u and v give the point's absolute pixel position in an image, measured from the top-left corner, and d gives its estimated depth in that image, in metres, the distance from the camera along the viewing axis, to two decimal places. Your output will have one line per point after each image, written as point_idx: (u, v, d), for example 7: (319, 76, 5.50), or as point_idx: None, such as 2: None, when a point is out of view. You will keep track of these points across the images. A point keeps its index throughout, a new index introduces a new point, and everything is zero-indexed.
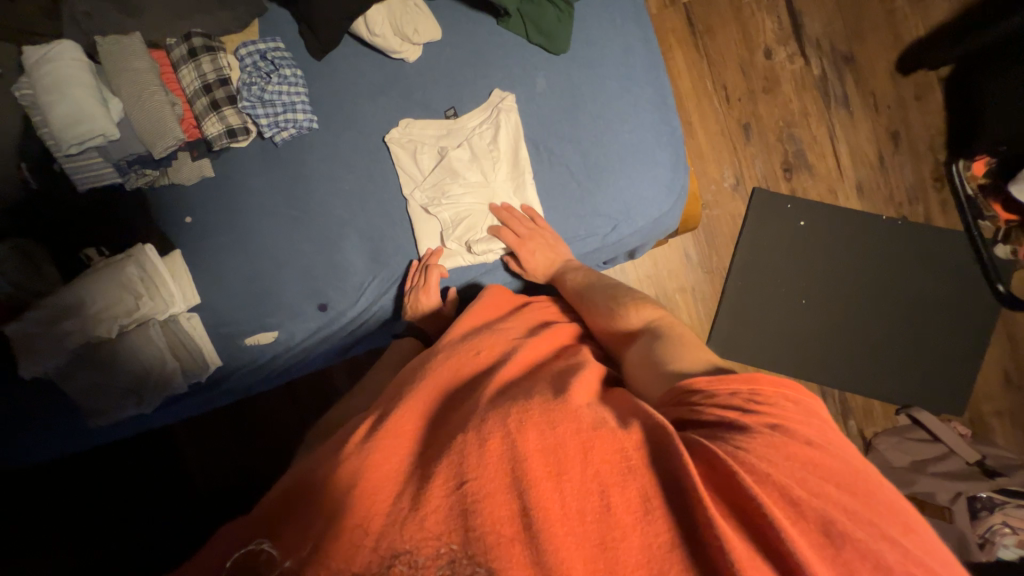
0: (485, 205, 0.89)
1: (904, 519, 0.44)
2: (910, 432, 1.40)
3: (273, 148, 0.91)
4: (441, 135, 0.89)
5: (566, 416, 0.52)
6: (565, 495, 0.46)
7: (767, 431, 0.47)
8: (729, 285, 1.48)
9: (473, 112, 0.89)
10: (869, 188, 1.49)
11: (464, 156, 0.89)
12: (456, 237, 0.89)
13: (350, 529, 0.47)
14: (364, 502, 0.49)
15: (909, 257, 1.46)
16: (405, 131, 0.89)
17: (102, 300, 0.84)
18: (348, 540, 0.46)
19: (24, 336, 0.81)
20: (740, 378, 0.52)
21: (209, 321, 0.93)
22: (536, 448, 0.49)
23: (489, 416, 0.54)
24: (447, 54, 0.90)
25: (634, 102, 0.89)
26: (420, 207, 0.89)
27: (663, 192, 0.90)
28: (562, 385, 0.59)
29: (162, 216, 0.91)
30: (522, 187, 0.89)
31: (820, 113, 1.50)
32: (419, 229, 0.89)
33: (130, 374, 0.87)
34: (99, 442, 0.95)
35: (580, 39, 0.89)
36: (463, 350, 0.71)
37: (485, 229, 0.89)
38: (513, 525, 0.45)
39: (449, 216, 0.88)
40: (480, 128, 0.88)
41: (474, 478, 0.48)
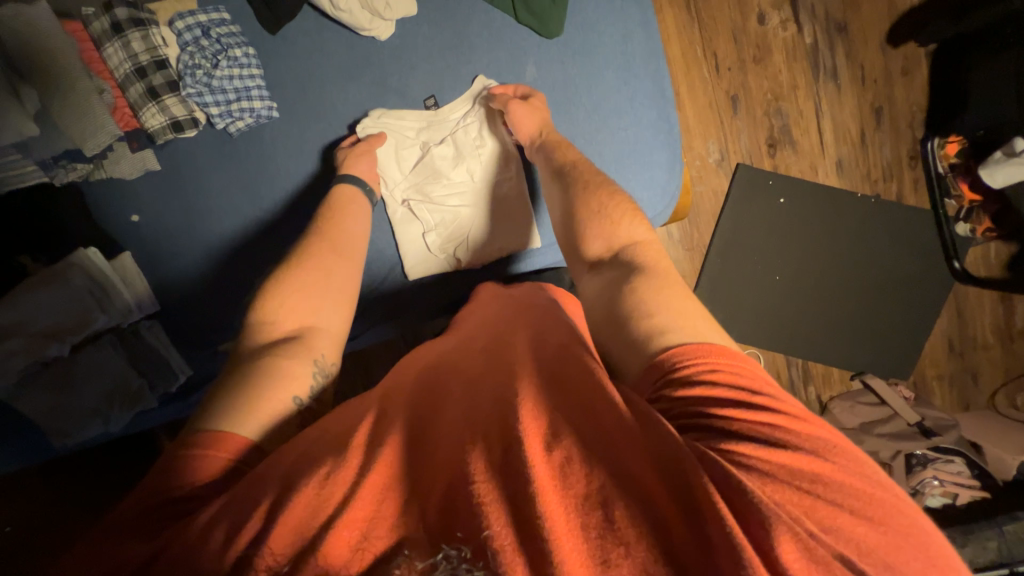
0: (472, 207, 0.83)
1: (928, 551, 0.42)
2: (863, 396, 1.54)
3: (226, 139, 0.80)
4: (422, 129, 0.82)
5: (569, 425, 0.48)
6: (568, 507, 0.43)
7: (769, 440, 0.45)
8: (708, 261, 1.50)
9: (455, 103, 0.81)
10: (849, 164, 1.50)
11: (447, 153, 0.82)
12: (439, 247, 0.83)
13: (355, 522, 0.44)
14: (371, 499, 0.46)
15: (879, 234, 1.51)
16: (378, 120, 0.80)
17: (50, 318, 0.77)
18: (347, 540, 0.43)
19: None
20: (720, 354, 0.51)
21: (171, 327, 0.87)
22: (540, 459, 0.45)
23: (491, 421, 0.50)
24: (424, 33, 0.79)
25: (631, 97, 0.82)
26: (402, 210, 0.83)
27: (657, 194, 0.83)
28: (561, 380, 0.53)
29: (106, 215, 0.82)
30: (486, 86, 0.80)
31: (808, 85, 1.46)
32: (399, 232, 0.82)
33: (97, 390, 0.80)
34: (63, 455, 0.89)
35: (574, 21, 0.80)
36: (457, 354, 0.67)
37: (467, 234, 0.84)
38: (514, 534, 0.41)
39: (434, 218, 0.83)
40: (465, 121, 0.81)
41: (479, 483, 0.44)
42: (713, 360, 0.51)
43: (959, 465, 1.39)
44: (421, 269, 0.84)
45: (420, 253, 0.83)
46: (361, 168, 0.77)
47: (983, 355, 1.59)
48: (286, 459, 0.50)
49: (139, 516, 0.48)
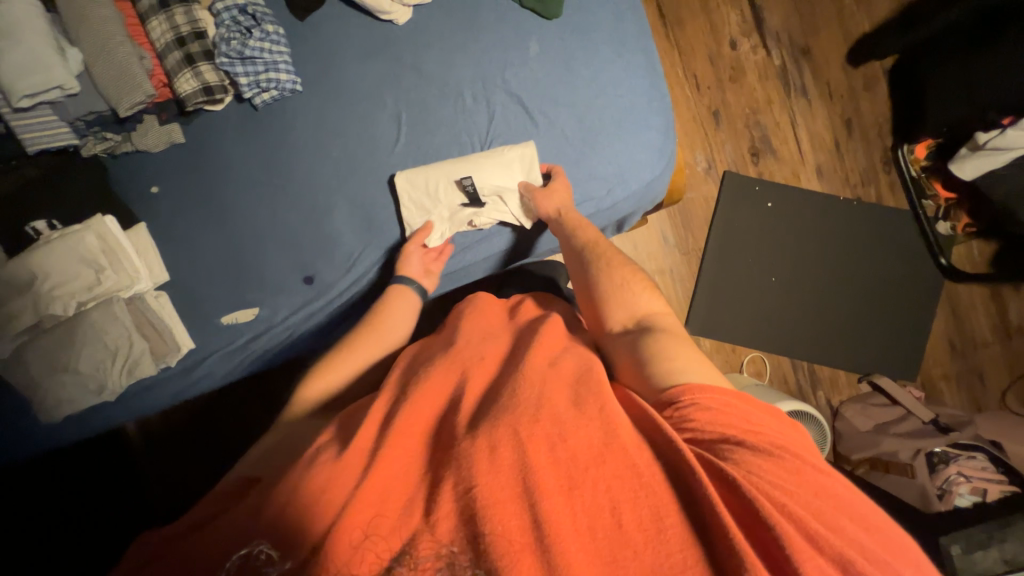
0: (480, 171, 0.84)
1: (910, 557, 0.48)
2: (873, 398, 1.52)
3: (252, 113, 0.86)
4: (458, 209, 0.85)
5: (575, 429, 0.51)
6: (575, 508, 0.45)
7: (783, 458, 0.50)
8: (705, 265, 1.55)
9: (481, 169, 0.83)
10: (828, 170, 1.60)
11: (462, 179, 0.84)
12: (454, 216, 0.85)
13: (358, 525, 0.47)
14: (374, 500, 0.49)
15: (866, 236, 1.58)
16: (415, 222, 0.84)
17: (58, 276, 0.77)
18: (350, 538, 0.46)
19: None
20: (747, 400, 0.56)
21: (178, 299, 0.87)
22: (546, 461, 0.48)
23: (496, 423, 0.51)
24: (437, 17, 0.86)
25: (627, 68, 0.88)
26: (415, 191, 0.84)
27: (654, 156, 0.88)
28: (575, 390, 0.56)
29: (127, 186, 0.86)
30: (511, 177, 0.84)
31: (782, 101, 1.60)
32: (410, 200, 0.84)
33: (93, 357, 0.79)
34: (46, 446, 0.86)
35: (573, 5, 0.87)
36: (469, 358, 0.65)
37: (480, 199, 0.85)
38: (525, 535, 0.44)
39: (445, 189, 0.84)
40: (486, 175, 0.84)
41: (482, 485, 0.46)
42: (742, 408, 0.55)
43: (983, 462, 1.32)
44: (438, 234, 0.85)
45: (438, 222, 0.85)
46: (369, 187, 0.86)
47: (986, 353, 1.59)
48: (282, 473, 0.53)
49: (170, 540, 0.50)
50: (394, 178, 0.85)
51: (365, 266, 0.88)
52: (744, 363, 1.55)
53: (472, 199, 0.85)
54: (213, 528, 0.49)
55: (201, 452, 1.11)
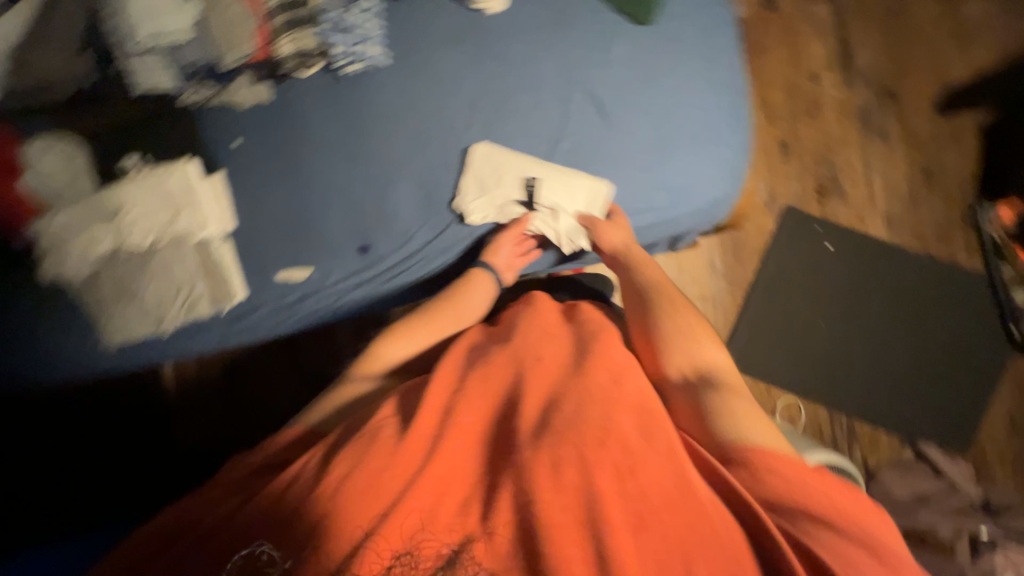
0: (549, 178, 0.85)
1: None
2: (915, 467, 1.41)
3: (334, 83, 0.89)
4: (513, 202, 0.87)
5: (646, 470, 0.57)
6: (641, 544, 0.53)
7: (855, 532, 0.53)
8: (750, 298, 1.50)
9: (551, 177, 0.85)
10: (898, 219, 1.52)
11: (529, 177, 0.86)
12: (506, 207, 0.87)
13: (414, 510, 0.56)
14: (435, 494, 0.58)
15: (930, 294, 1.48)
16: (469, 198, 0.87)
17: (143, 210, 0.85)
18: (405, 530, 0.55)
19: (67, 232, 0.84)
20: (830, 475, 0.57)
21: (240, 249, 0.90)
22: (615, 497, 0.55)
23: (558, 449, 0.58)
24: (528, 12, 0.88)
25: (711, 82, 0.86)
26: (479, 171, 0.86)
27: (725, 175, 0.86)
28: (647, 428, 0.61)
29: (212, 138, 0.89)
30: (575, 197, 0.85)
31: (858, 141, 1.53)
32: (472, 175, 0.86)
33: (158, 290, 0.86)
34: (93, 370, 0.91)
35: (666, 15, 0.87)
36: (528, 354, 0.69)
37: (540, 203, 0.86)
38: (588, 556, 0.52)
39: (510, 178, 0.86)
40: (553, 183, 0.85)
41: (550, 507, 0.54)
42: (818, 476, 0.57)
43: None
44: (479, 214, 0.88)
45: (484, 203, 0.87)
46: (436, 169, 0.87)
47: None
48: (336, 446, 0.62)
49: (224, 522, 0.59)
50: (466, 149, 0.87)
51: (420, 245, 0.89)
52: (777, 407, 1.47)
53: (528, 199, 0.87)
54: (254, 509, 0.58)
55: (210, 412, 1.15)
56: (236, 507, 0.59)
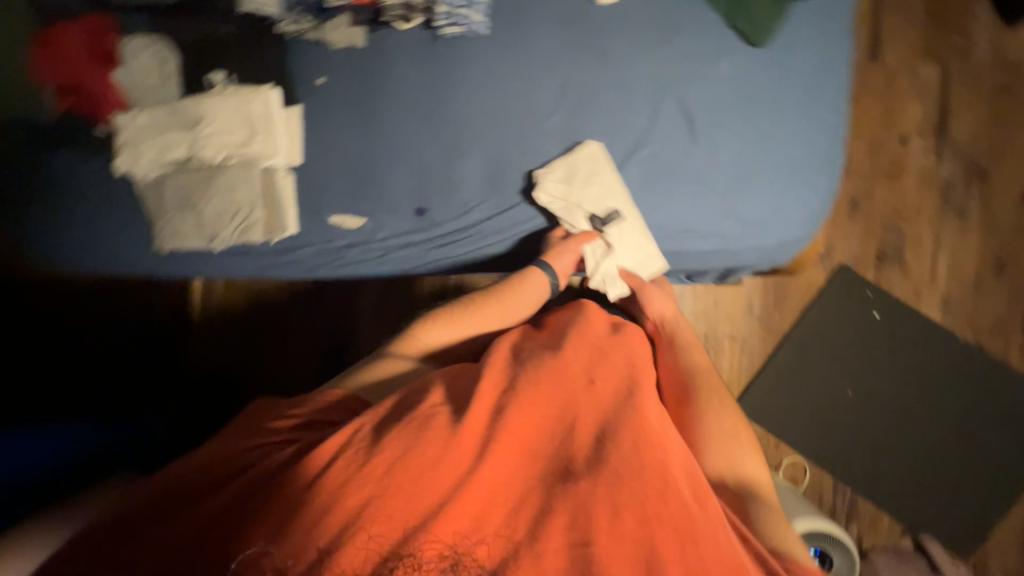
0: (630, 216, 0.84)
1: None
2: (913, 559, 1.36)
3: (430, 42, 0.88)
4: (585, 211, 0.85)
5: (705, 537, 0.54)
6: None
7: None
8: (781, 349, 1.45)
9: (630, 217, 0.84)
10: (956, 304, 1.45)
11: (612, 201, 0.84)
12: (574, 212, 0.85)
13: (463, 517, 0.53)
14: (480, 508, 0.54)
15: (972, 388, 1.42)
16: (548, 184, 0.85)
17: (219, 125, 0.86)
18: (450, 540, 0.52)
19: (144, 131, 0.86)
20: None
21: (300, 184, 0.90)
22: (672, 557, 0.52)
23: (617, 490, 0.56)
24: (639, 9, 0.85)
25: (811, 120, 0.83)
26: (569, 167, 0.84)
27: (803, 218, 0.83)
28: (703, 494, 0.59)
29: (299, 72, 0.90)
30: (638, 248, 0.86)
31: (933, 215, 1.46)
32: (563, 166, 0.84)
33: (218, 207, 0.87)
34: (138, 268, 0.94)
35: (781, 40, 0.83)
36: (578, 376, 0.67)
37: (608, 231, 0.85)
38: None
39: (596, 190, 0.84)
40: (628, 221, 0.85)
41: (605, 552, 0.52)
42: None
43: None
44: (548, 194, 0.85)
45: (562, 190, 0.84)
46: (510, 150, 0.86)
47: None
48: (370, 431, 0.58)
49: (240, 495, 0.56)
50: (578, 143, 0.85)
51: (476, 220, 0.89)
52: (781, 464, 1.44)
53: (599, 221, 0.85)
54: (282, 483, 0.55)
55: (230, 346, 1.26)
56: (254, 479, 0.56)
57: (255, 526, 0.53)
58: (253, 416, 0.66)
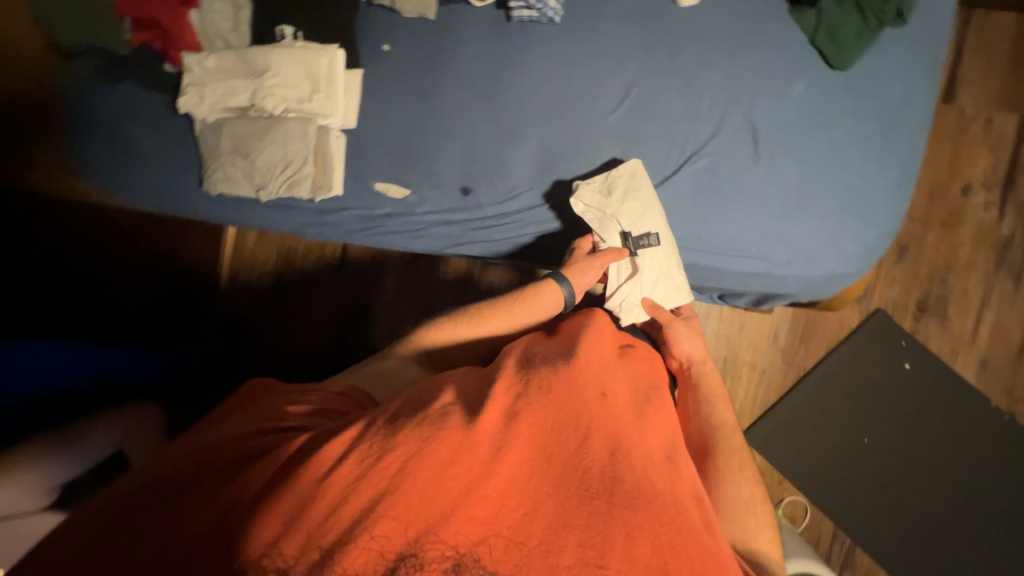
0: (662, 243, 0.81)
1: None
2: None
3: (502, 23, 0.88)
4: (619, 228, 0.81)
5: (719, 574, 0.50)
6: None
7: None
8: (800, 385, 1.42)
9: (662, 244, 0.81)
10: (993, 367, 1.39)
11: (646, 223, 0.81)
12: (606, 227, 0.82)
13: (476, 518, 0.48)
14: (490, 505, 0.49)
15: (998, 457, 1.36)
16: (585, 193, 0.81)
17: (284, 78, 0.87)
18: (457, 541, 0.47)
19: (211, 73, 0.88)
20: None
21: (350, 147, 0.91)
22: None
23: (635, 506, 0.51)
24: (718, 17, 0.83)
25: (881, 154, 0.80)
26: (610, 182, 0.81)
27: (857, 255, 0.80)
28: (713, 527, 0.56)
29: (367, 37, 0.90)
30: (666, 278, 0.81)
31: (985, 272, 1.40)
32: (605, 178, 0.82)
33: (268, 158, 0.88)
34: (181, 205, 0.97)
35: (863, 67, 0.81)
36: (591, 389, 0.59)
37: (638, 254, 0.81)
38: None
39: (634, 209, 0.81)
40: (660, 247, 0.81)
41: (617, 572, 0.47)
42: None
43: None
44: (584, 202, 0.81)
45: (599, 201, 0.81)
46: (563, 143, 0.85)
47: None
48: (384, 425, 0.53)
49: (242, 484, 0.50)
50: (619, 162, 0.84)
51: (519, 207, 0.88)
52: (781, 501, 1.41)
53: (631, 240, 0.81)
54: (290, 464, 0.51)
55: (253, 297, 1.26)
56: (257, 464, 0.51)
57: (254, 514, 0.47)
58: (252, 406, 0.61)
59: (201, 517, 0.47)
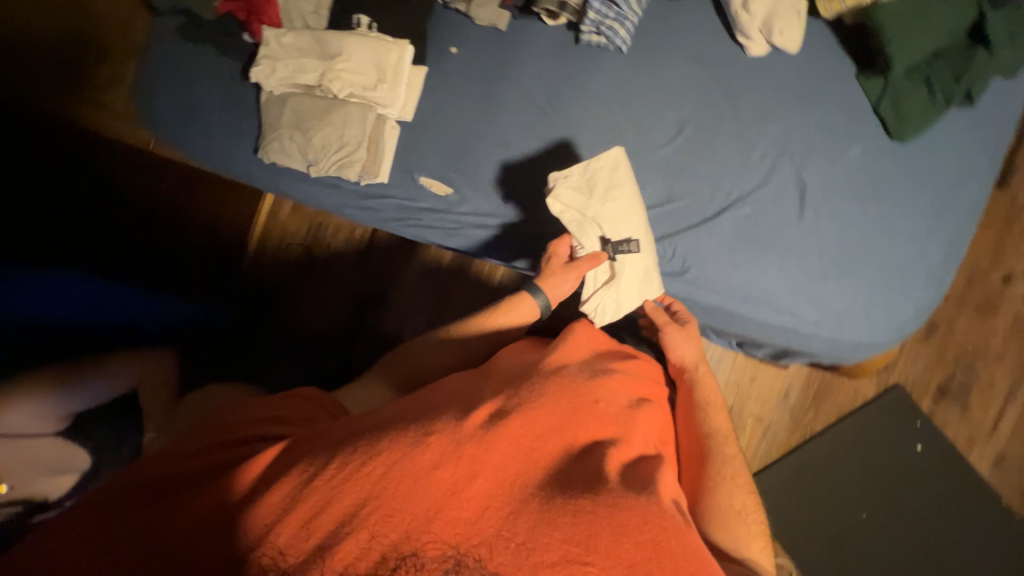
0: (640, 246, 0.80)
1: None
2: None
3: (570, 44, 0.90)
4: (597, 230, 0.79)
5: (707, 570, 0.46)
6: None
7: None
8: (804, 447, 1.39)
9: (642, 248, 0.80)
10: (1009, 465, 1.35)
11: (622, 226, 0.80)
12: (586, 230, 0.79)
13: (460, 518, 0.45)
14: (476, 500, 0.46)
15: (1002, 558, 1.30)
16: (563, 191, 0.78)
17: (353, 64, 0.89)
18: (448, 538, 0.44)
19: (285, 49, 0.92)
20: None
21: (403, 139, 0.94)
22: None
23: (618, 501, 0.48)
24: (784, 70, 0.83)
25: (928, 231, 0.80)
26: (588, 182, 0.80)
27: (890, 328, 0.79)
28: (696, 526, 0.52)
29: (437, 37, 0.93)
30: (647, 284, 0.79)
31: (1015, 366, 1.36)
32: (584, 178, 0.80)
33: (323, 135, 0.91)
34: (233, 166, 1.00)
35: (921, 142, 0.81)
36: (585, 395, 0.60)
37: (617, 259, 0.79)
38: None
39: (611, 210, 0.79)
40: (641, 253, 0.79)
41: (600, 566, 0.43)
42: None
43: None
44: (562, 201, 0.78)
45: (579, 200, 0.78)
46: None
47: None
48: (357, 441, 0.49)
49: (223, 485, 0.49)
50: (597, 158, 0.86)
51: (554, 221, 0.89)
52: None
53: (609, 245, 0.79)
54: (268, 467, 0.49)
55: (276, 269, 1.27)
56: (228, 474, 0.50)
57: (235, 513, 0.46)
58: (223, 415, 0.58)
59: (182, 522, 0.46)
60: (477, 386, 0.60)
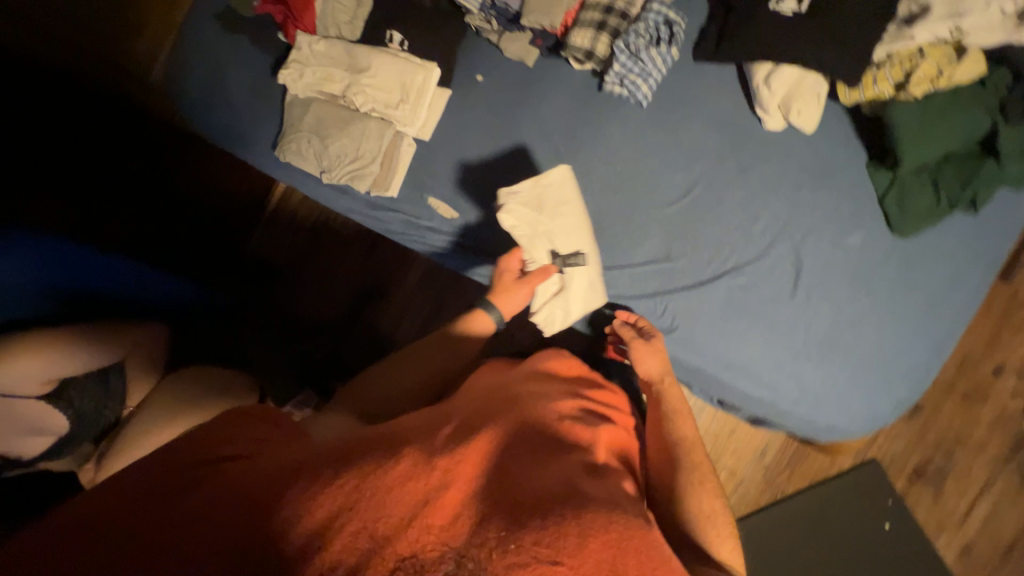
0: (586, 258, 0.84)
1: None
2: None
3: (592, 90, 0.91)
4: (545, 244, 0.83)
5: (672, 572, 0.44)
6: None
7: None
8: (774, 508, 1.39)
9: (589, 260, 0.84)
10: (975, 557, 1.35)
11: (568, 240, 0.83)
12: (536, 246, 0.82)
13: (442, 514, 0.43)
14: (450, 504, 0.44)
15: None
16: (513, 206, 0.81)
17: (377, 81, 0.91)
18: (435, 538, 0.42)
19: (315, 56, 0.94)
20: None
21: (417, 157, 0.96)
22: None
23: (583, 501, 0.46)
24: (797, 146, 0.85)
25: (915, 328, 0.81)
26: (537, 198, 0.83)
27: (862, 418, 0.81)
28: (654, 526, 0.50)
29: (464, 63, 0.95)
30: (593, 294, 0.84)
31: (994, 458, 1.36)
32: (534, 194, 0.83)
33: (339, 143, 0.93)
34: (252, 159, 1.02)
35: (921, 239, 0.82)
36: (549, 412, 0.60)
37: (564, 271, 0.83)
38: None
39: (559, 225, 0.83)
40: (589, 266, 0.84)
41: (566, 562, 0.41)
42: None
43: None
44: (512, 217, 0.81)
45: (531, 217, 0.82)
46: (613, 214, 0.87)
47: None
48: (329, 459, 0.48)
49: (206, 492, 0.47)
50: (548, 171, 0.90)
51: None
52: None
53: (559, 258, 0.83)
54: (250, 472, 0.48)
55: (281, 253, 1.27)
56: (203, 487, 0.47)
57: (213, 518, 0.44)
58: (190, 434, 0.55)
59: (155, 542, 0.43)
60: (452, 411, 0.59)
